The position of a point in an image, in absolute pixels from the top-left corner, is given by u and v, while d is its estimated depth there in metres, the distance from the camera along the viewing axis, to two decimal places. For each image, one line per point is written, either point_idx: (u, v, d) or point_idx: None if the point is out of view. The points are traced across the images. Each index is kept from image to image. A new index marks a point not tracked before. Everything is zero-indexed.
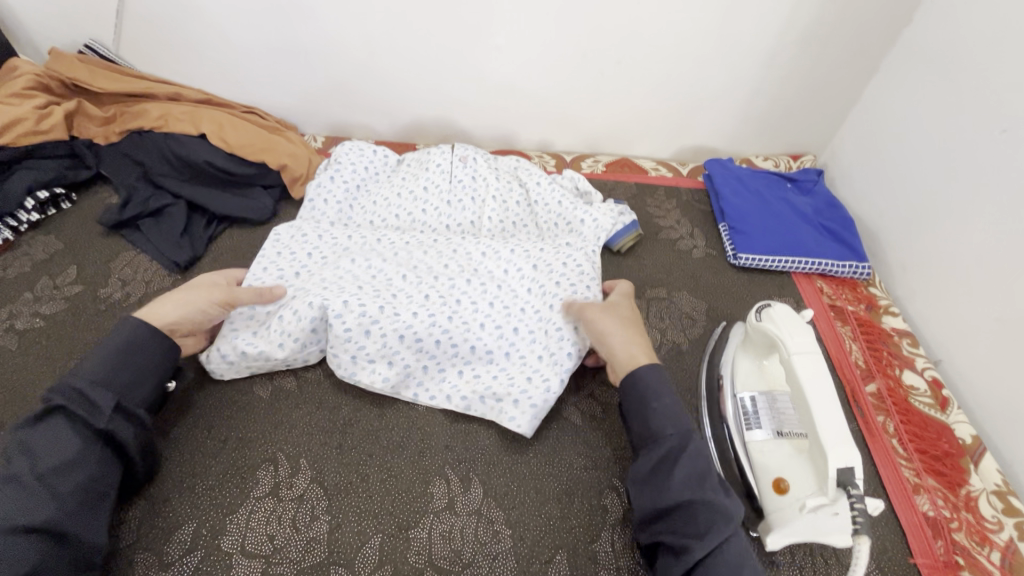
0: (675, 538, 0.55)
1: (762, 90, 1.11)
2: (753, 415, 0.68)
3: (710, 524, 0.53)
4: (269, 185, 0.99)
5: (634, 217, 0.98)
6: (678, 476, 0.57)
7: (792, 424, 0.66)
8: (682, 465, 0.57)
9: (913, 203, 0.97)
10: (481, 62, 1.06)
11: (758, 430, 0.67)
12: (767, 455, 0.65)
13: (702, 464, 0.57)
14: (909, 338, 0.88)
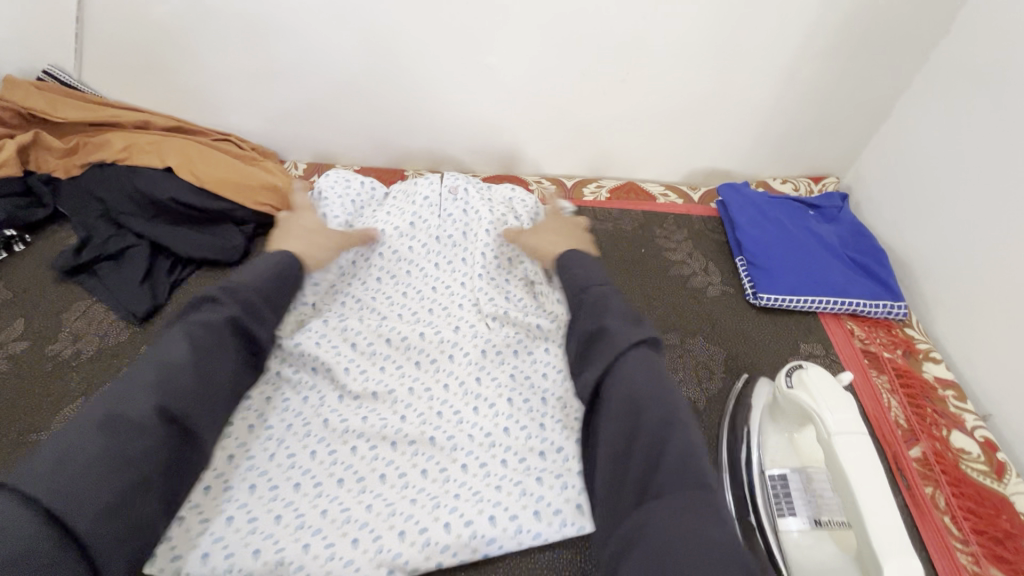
0: (603, 347, 0.59)
1: (780, 108, 1.02)
2: (784, 496, 0.58)
3: (605, 351, 0.59)
4: (241, 222, 0.90)
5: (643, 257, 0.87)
6: (584, 322, 0.64)
7: (832, 510, 0.57)
8: (585, 309, 0.65)
9: (952, 235, 0.87)
10: (474, 83, 0.97)
11: (792, 518, 0.57)
12: (806, 552, 0.55)
13: (617, 309, 0.64)
14: (954, 390, 0.78)
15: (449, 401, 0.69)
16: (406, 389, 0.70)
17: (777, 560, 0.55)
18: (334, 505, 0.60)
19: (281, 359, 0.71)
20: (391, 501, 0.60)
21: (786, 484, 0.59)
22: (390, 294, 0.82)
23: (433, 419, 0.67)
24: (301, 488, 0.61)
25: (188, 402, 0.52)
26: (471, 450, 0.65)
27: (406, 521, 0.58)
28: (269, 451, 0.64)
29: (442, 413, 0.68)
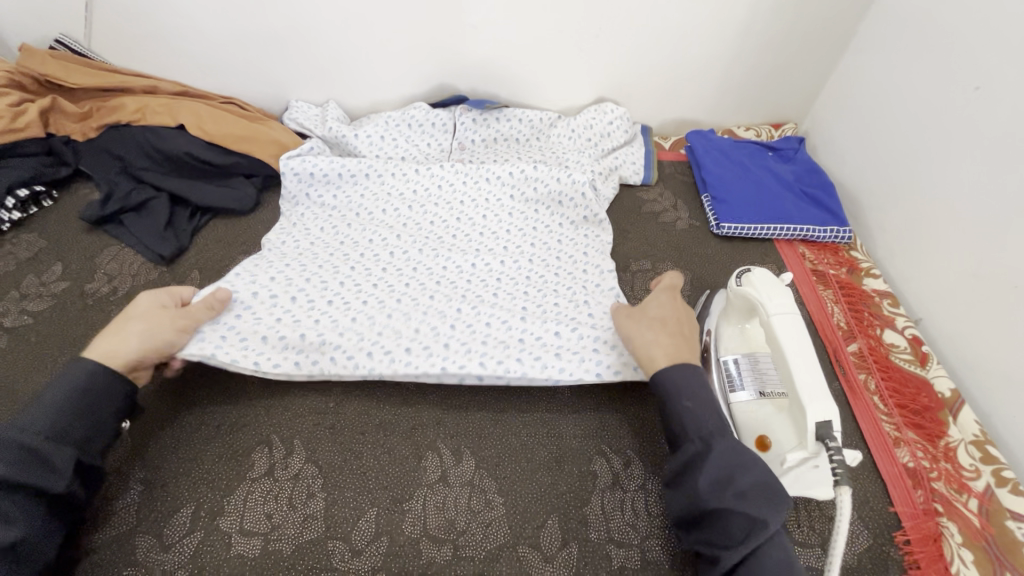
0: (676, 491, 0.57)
1: (740, 59, 1.10)
2: (733, 377, 0.70)
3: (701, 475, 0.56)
4: (250, 174, 0.99)
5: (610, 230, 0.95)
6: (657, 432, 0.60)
7: (775, 383, 0.68)
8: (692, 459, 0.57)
9: (891, 166, 0.97)
10: (458, 42, 1.05)
11: (742, 392, 0.69)
12: (751, 416, 0.67)
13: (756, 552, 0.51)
14: (889, 298, 0.89)
15: (434, 303, 0.80)
16: (395, 297, 0.80)
17: (727, 422, 0.67)
18: (342, 359, 0.72)
19: (294, 258, 0.85)
20: (390, 355, 0.72)
21: (737, 366, 0.70)
22: (390, 223, 0.94)
23: (418, 317, 0.77)
24: (302, 329, 0.74)
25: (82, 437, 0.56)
26: (456, 337, 0.75)
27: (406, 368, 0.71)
28: (270, 322, 0.75)
29: (427, 312, 0.78)
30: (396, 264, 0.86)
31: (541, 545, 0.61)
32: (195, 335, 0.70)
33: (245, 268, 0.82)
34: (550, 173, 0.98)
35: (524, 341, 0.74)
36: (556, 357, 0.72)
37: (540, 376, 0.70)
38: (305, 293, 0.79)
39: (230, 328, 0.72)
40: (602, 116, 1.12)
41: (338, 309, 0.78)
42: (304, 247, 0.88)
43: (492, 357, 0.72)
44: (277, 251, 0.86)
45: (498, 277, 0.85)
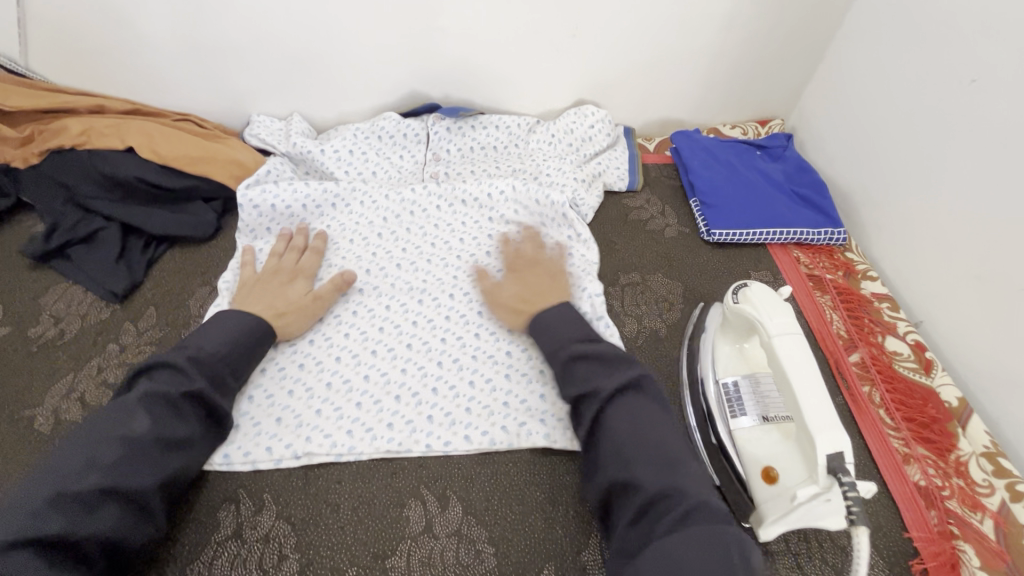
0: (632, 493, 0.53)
1: (723, 55, 1.06)
2: (736, 401, 0.66)
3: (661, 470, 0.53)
4: (210, 199, 0.93)
5: (595, 246, 0.90)
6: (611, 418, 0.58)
7: (778, 407, 0.65)
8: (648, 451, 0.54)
9: (884, 162, 0.94)
10: (427, 48, 0.99)
11: (744, 417, 0.65)
12: (754, 443, 0.63)
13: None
14: (889, 302, 0.85)
15: (413, 358, 0.75)
16: (370, 352, 0.76)
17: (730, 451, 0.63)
18: (317, 434, 0.67)
19: None
20: (371, 426, 0.68)
21: (738, 389, 0.67)
22: (360, 252, 0.88)
23: (397, 379, 0.73)
24: (274, 405, 0.69)
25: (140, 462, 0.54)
26: (439, 400, 0.70)
27: (389, 443, 0.66)
28: (238, 399, 0.70)
29: (406, 371, 0.74)
30: (367, 308, 0.81)
31: None
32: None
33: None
34: (529, 195, 0.94)
35: (512, 404, 0.70)
36: (543, 423, 0.68)
37: (528, 444, 0.67)
38: (273, 358, 0.74)
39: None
40: (582, 120, 1.06)
41: (310, 374, 0.73)
42: None
43: (478, 424, 0.68)
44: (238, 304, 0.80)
45: (478, 318, 0.80)
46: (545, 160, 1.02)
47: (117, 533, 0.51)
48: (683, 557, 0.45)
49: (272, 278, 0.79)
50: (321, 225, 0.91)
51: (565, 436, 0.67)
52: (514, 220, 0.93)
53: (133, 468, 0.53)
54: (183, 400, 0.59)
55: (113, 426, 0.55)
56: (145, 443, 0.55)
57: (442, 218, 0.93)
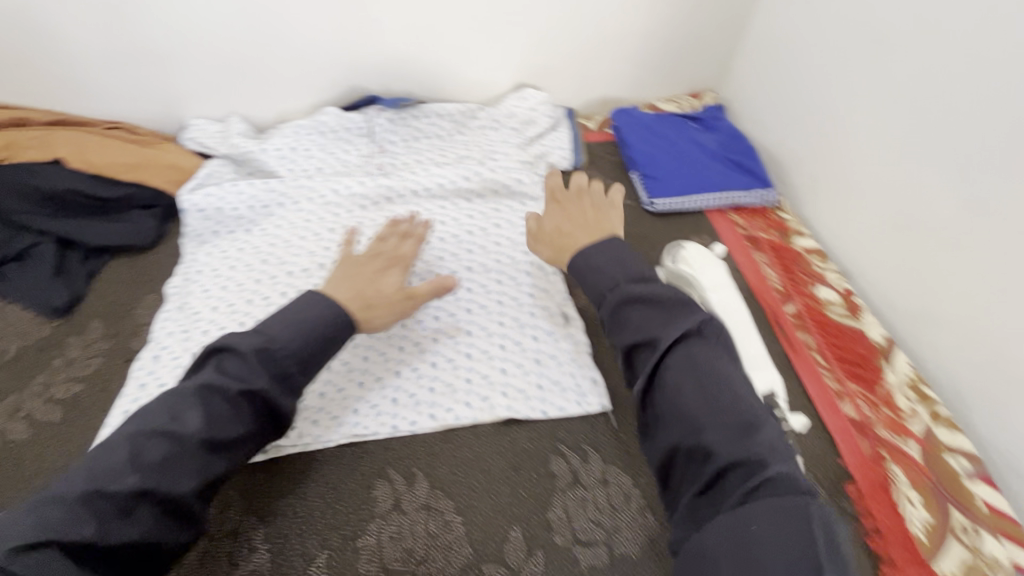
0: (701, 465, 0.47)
1: (653, 31, 1.09)
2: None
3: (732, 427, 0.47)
4: (148, 205, 0.89)
5: None
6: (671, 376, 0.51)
7: None
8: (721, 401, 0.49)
9: (809, 124, 0.99)
10: (362, 39, 0.99)
11: None
12: None
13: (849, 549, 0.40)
14: (819, 255, 0.91)
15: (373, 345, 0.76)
16: None
17: None
18: None
19: (211, 316, 0.78)
20: (335, 414, 0.69)
21: None
22: (312, 247, 0.88)
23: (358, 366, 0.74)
24: None
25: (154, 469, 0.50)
26: (402, 382, 0.72)
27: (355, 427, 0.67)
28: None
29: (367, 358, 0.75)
30: None
31: (506, 559, 0.59)
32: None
33: (161, 339, 0.76)
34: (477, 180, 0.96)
35: (473, 380, 0.72)
36: (505, 395, 0.71)
37: (491, 417, 0.69)
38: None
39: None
40: (523, 103, 1.09)
41: None
42: (220, 298, 0.81)
43: (442, 402, 0.70)
44: (190, 309, 0.79)
45: None
46: (491, 145, 1.04)
47: (152, 536, 0.49)
48: (756, 533, 0.40)
49: (369, 261, 0.72)
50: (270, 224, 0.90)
51: (526, 405, 0.70)
52: (464, 205, 0.95)
53: (176, 470, 0.51)
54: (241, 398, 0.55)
55: (165, 419, 0.52)
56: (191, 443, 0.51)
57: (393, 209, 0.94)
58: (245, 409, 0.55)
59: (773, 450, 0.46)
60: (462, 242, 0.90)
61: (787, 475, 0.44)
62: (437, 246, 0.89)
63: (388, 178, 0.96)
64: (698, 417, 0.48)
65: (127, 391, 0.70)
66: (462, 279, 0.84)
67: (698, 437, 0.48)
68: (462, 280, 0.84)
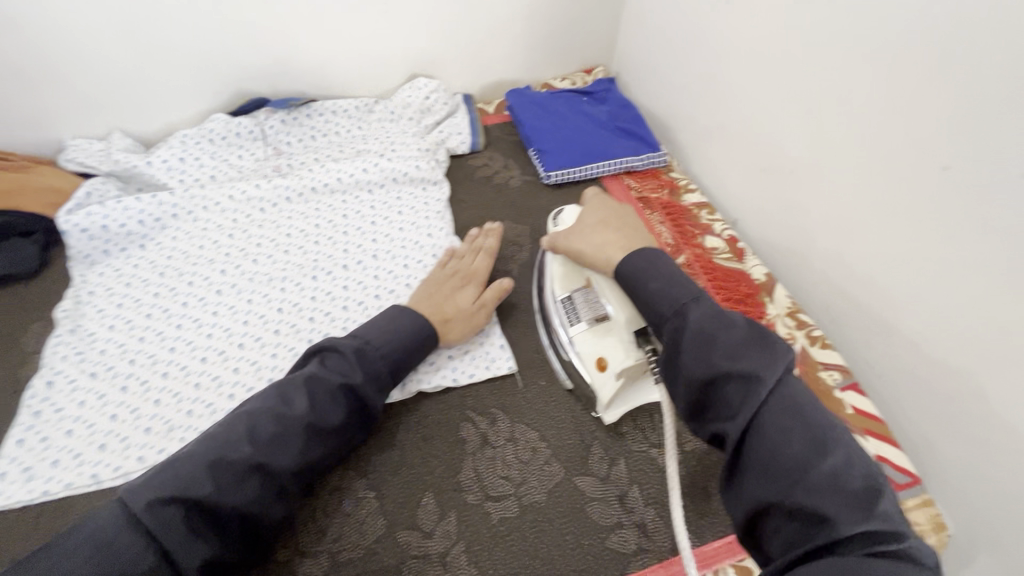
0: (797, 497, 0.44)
1: (536, 12, 1.13)
2: (573, 311, 0.73)
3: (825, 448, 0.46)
4: (28, 232, 0.85)
5: (446, 207, 0.96)
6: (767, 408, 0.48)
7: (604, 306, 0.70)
8: (802, 423, 0.47)
9: (687, 87, 1.05)
10: (242, 42, 0.98)
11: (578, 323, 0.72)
12: (587, 343, 0.70)
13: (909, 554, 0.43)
14: (706, 208, 0.98)
15: (281, 343, 0.77)
16: (236, 346, 0.76)
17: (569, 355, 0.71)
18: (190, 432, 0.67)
19: (107, 336, 0.77)
20: None
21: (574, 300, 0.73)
22: (211, 255, 0.87)
23: (267, 365, 0.74)
24: (138, 418, 0.69)
25: (187, 482, 0.49)
26: None
27: None
28: (99, 421, 0.68)
29: (275, 355, 0.75)
30: (227, 306, 0.81)
31: (420, 525, 0.61)
32: (21, 475, 0.64)
33: (53, 364, 0.73)
34: (377, 172, 0.97)
35: None
36: (415, 372, 0.73)
37: (400, 395, 0.71)
38: (133, 374, 0.73)
39: (59, 449, 0.66)
40: (418, 93, 1.10)
41: (173, 380, 0.72)
42: (115, 318, 0.79)
43: None
44: (84, 331, 0.77)
45: (342, 294, 0.82)
46: (390, 137, 1.05)
47: (254, 507, 0.51)
48: (800, 457, 0.45)
49: (447, 278, 0.77)
50: (165, 237, 0.88)
51: (434, 378, 0.72)
52: (366, 198, 0.96)
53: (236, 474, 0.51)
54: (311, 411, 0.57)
55: (276, 403, 0.57)
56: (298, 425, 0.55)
57: (294, 208, 0.94)
58: (343, 398, 0.59)
59: (841, 471, 0.44)
60: (367, 233, 0.91)
61: (885, 518, 0.42)
62: (341, 240, 0.90)
63: (286, 178, 0.95)
64: (804, 458, 0.45)
65: (21, 421, 0.68)
66: (368, 269, 0.86)
67: (803, 478, 0.44)
68: (368, 269, 0.86)
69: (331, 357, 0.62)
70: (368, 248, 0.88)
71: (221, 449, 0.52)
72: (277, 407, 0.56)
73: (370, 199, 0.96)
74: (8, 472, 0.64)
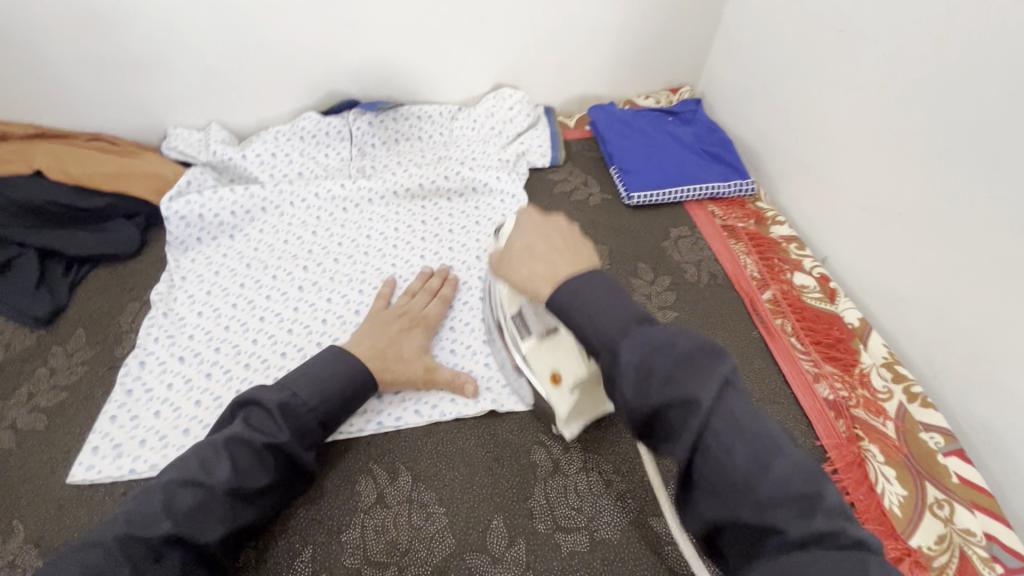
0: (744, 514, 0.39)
1: (627, 29, 1.11)
2: (521, 326, 0.66)
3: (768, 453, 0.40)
4: (131, 214, 0.91)
5: None
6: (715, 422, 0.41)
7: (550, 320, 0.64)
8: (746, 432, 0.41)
9: (781, 114, 1.00)
10: (338, 45, 1.00)
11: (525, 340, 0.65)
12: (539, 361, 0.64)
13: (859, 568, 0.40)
14: (795, 242, 0.93)
15: None
16: (314, 343, 0.77)
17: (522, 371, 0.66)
18: None
19: (195, 322, 0.79)
20: None
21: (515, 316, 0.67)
22: (295, 251, 0.89)
23: None
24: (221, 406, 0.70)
25: (153, 533, 0.49)
26: None
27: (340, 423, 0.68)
28: (184, 406, 0.70)
29: None
30: (307, 303, 0.82)
31: (489, 549, 0.59)
32: (111, 451, 0.66)
33: (146, 345, 0.76)
34: (458, 180, 0.97)
35: None
36: (490, 390, 0.72)
37: (474, 411, 0.70)
38: (217, 362, 0.75)
39: (147, 429, 0.68)
40: (502, 103, 1.10)
41: (254, 371, 0.74)
42: (203, 304, 0.82)
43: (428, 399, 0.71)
44: (176, 315, 0.80)
45: None
46: (472, 146, 1.05)
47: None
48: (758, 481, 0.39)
49: (395, 320, 0.73)
50: (253, 229, 0.91)
51: (509, 398, 0.71)
52: (446, 205, 0.96)
53: (195, 522, 0.51)
54: (265, 453, 0.56)
55: (196, 470, 0.53)
56: (219, 494, 0.52)
57: (376, 211, 0.95)
58: (270, 460, 0.57)
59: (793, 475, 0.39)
60: (445, 240, 0.91)
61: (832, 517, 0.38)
62: (420, 246, 0.90)
63: (370, 180, 0.97)
64: (753, 473, 0.39)
65: (114, 398, 0.71)
66: None
67: (751, 494, 0.39)
68: None
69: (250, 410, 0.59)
70: (446, 256, 0.88)
71: (170, 499, 0.51)
72: (228, 457, 0.54)
73: (450, 207, 0.96)
74: (100, 447, 0.66)
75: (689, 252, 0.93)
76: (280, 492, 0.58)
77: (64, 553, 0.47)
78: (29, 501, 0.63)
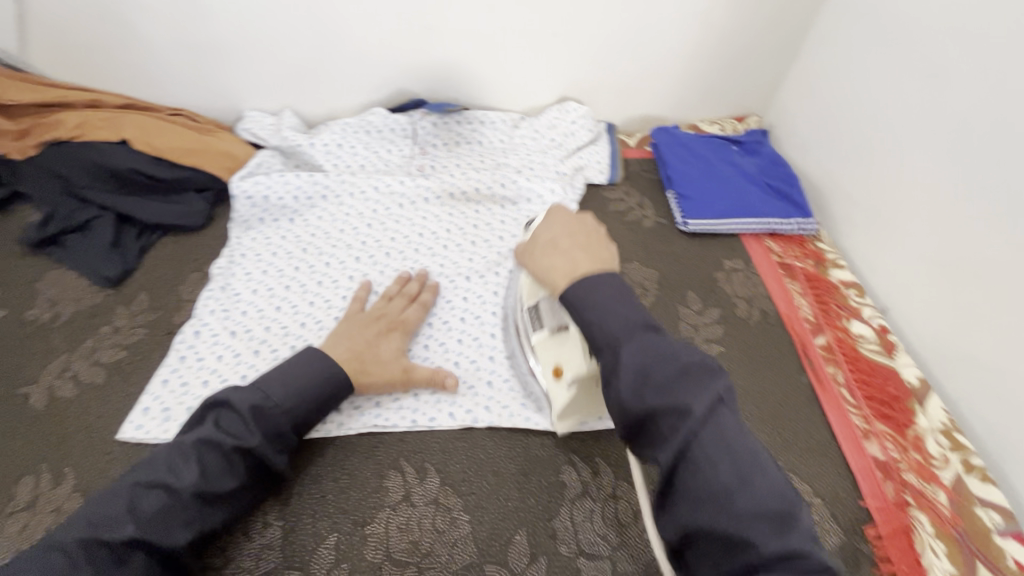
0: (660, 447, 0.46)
1: (699, 53, 1.10)
2: (536, 317, 0.68)
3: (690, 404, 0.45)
4: (200, 188, 0.95)
5: None
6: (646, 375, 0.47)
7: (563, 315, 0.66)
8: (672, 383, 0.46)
9: (853, 154, 0.97)
10: (412, 46, 1.03)
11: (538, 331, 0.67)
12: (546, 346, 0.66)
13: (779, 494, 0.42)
14: (855, 289, 0.89)
15: None
16: None
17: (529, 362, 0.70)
18: None
19: (248, 299, 0.82)
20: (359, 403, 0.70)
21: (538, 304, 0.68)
22: (349, 241, 0.91)
23: None
24: None
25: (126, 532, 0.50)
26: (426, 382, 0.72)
27: (377, 418, 0.69)
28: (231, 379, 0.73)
29: None
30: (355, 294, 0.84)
31: (509, 564, 0.59)
32: (160, 413, 0.69)
33: (201, 316, 0.79)
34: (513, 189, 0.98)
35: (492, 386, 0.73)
36: (525, 406, 0.71)
37: (508, 423, 0.69)
38: (265, 341, 0.77)
39: (194, 397, 0.71)
40: (565, 116, 1.10)
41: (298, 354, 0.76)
42: (257, 282, 0.84)
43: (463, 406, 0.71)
44: (231, 290, 0.83)
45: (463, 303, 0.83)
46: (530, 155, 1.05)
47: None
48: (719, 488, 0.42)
49: (371, 323, 0.73)
50: (311, 215, 0.94)
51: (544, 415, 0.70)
52: (499, 212, 0.96)
53: (162, 525, 0.52)
54: (234, 456, 0.57)
55: (163, 472, 0.54)
56: (185, 497, 0.53)
57: (430, 210, 0.96)
58: (238, 465, 0.57)
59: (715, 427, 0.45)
60: (494, 247, 0.91)
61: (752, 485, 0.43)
62: (469, 249, 0.90)
63: (428, 179, 0.98)
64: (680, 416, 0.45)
65: (165, 364, 0.74)
66: (491, 284, 0.85)
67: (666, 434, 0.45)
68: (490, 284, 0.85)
69: (223, 409, 0.60)
70: (494, 263, 0.89)
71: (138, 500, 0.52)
72: (198, 458, 0.56)
73: (503, 214, 0.96)
74: (150, 408, 0.69)
75: (741, 286, 0.91)
76: (252, 491, 0.59)
77: (36, 546, 0.49)
78: (81, 452, 0.66)
